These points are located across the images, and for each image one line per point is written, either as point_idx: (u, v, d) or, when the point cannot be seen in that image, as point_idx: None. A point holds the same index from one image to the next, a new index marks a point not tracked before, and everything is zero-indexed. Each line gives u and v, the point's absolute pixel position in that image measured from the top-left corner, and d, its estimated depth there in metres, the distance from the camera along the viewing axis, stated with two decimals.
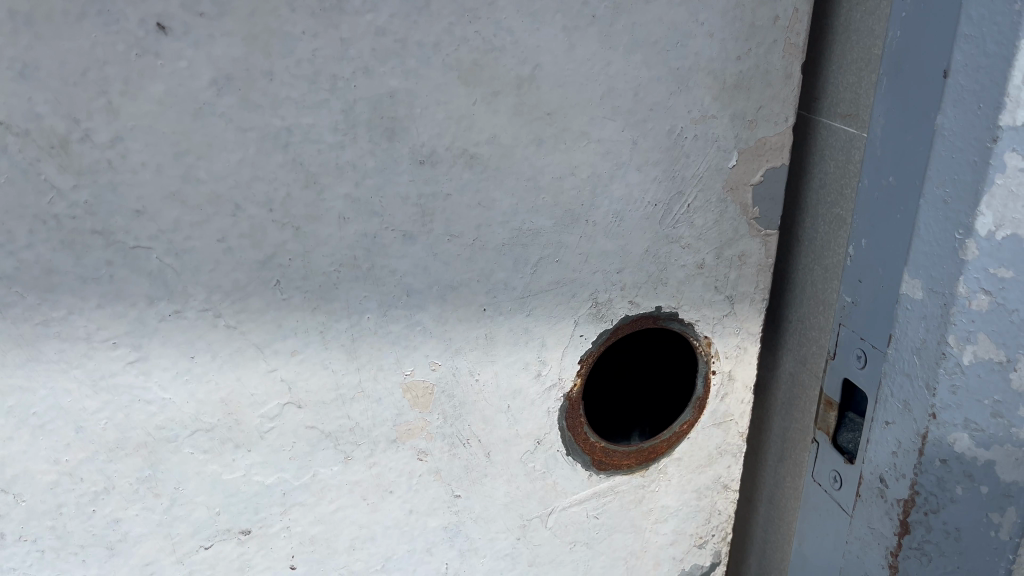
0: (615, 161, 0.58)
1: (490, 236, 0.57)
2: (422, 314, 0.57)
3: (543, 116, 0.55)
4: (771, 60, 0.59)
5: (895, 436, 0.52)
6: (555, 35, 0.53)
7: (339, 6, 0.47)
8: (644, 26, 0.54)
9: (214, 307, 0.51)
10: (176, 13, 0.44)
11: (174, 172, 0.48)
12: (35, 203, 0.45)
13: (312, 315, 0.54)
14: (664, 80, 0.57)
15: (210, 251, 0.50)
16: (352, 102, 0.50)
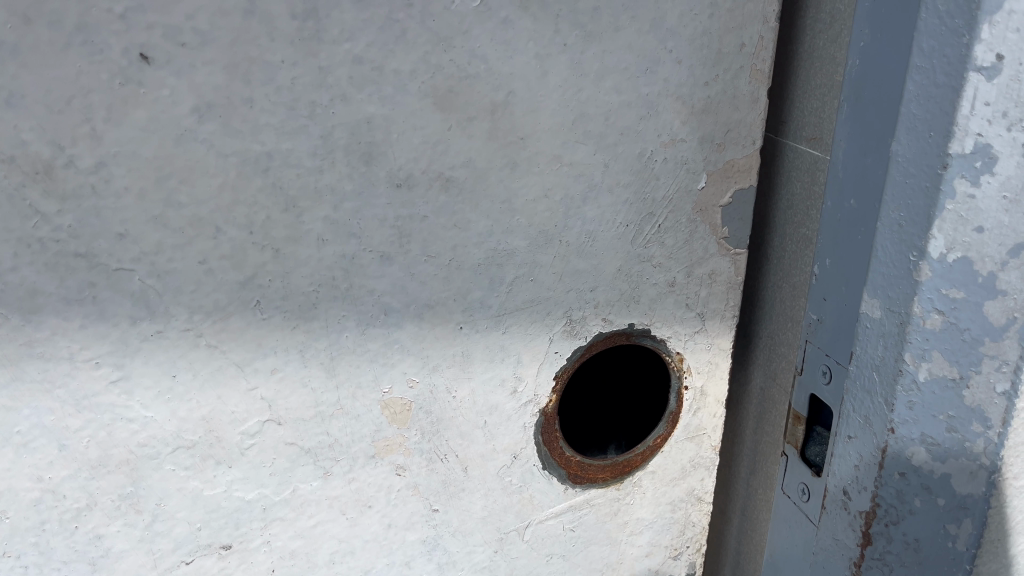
0: (588, 183, 0.60)
1: (466, 256, 0.58)
2: (400, 332, 0.59)
3: (517, 140, 0.56)
4: (738, 85, 0.61)
5: (856, 449, 0.54)
6: (528, 62, 0.54)
7: (318, 35, 0.49)
8: (614, 53, 0.56)
9: (196, 327, 0.53)
10: (159, 43, 0.46)
11: (157, 196, 0.49)
12: (19, 226, 0.46)
13: (292, 334, 0.56)
14: (634, 105, 0.59)
15: (192, 273, 0.51)
16: (331, 127, 0.51)
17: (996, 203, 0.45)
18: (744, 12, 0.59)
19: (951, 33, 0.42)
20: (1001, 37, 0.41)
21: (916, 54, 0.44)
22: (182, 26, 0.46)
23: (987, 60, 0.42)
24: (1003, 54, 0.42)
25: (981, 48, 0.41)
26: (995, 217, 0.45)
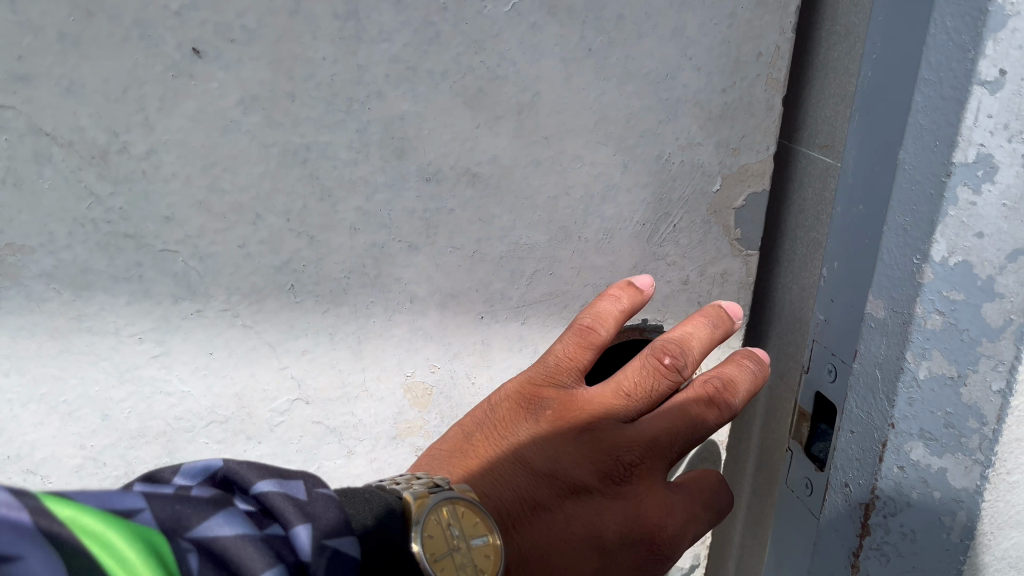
0: (607, 182, 0.63)
1: (489, 249, 0.61)
2: (425, 319, 0.62)
3: (541, 139, 0.59)
4: (754, 93, 0.63)
5: (856, 443, 0.56)
6: (554, 66, 0.57)
7: (357, 35, 0.51)
8: (636, 59, 0.59)
9: (233, 307, 0.56)
10: (210, 39, 0.48)
11: (202, 182, 0.52)
12: (74, 207, 0.50)
13: (323, 317, 0.58)
14: (654, 108, 0.61)
15: (231, 255, 0.54)
16: (366, 122, 0.54)
17: (996, 210, 0.47)
18: (762, 22, 0.61)
19: (958, 49, 0.45)
20: (1004, 54, 0.44)
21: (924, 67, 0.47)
22: (232, 24, 0.49)
23: (991, 75, 0.44)
24: (1005, 70, 0.44)
25: (986, 64, 0.44)
26: (995, 224, 0.47)
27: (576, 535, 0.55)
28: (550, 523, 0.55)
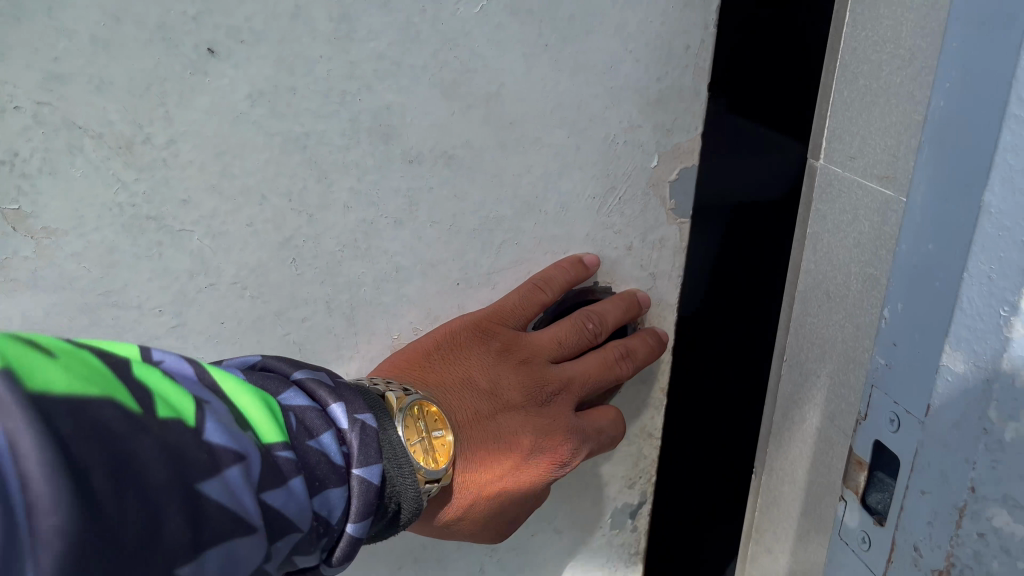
0: (562, 160, 0.71)
1: (463, 221, 0.69)
2: (409, 286, 0.69)
3: (507, 124, 0.67)
4: (683, 82, 0.71)
5: (930, 510, 0.35)
6: (516, 60, 0.65)
7: (349, 35, 0.58)
8: (586, 52, 0.67)
9: (241, 280, 0.63)
10: (223, 40, 0.55)
11: (215, 168, 0.58)
12: (103, 193, 0.57)
13: (321, 287, 0.66)
14: (601, 95, 0.70)
15: (241, 234, 0.61)
16: (357, 112, 0.61)
17: None
18: (684, 17, 0.68)
19: None
20: None
21: (948, 41, 0.34)
22: (241, 27, 0.55)
23: None
24: None
25: None
26: None
27: (505, 445, 0.66)
28: (494, 455, 0.66)
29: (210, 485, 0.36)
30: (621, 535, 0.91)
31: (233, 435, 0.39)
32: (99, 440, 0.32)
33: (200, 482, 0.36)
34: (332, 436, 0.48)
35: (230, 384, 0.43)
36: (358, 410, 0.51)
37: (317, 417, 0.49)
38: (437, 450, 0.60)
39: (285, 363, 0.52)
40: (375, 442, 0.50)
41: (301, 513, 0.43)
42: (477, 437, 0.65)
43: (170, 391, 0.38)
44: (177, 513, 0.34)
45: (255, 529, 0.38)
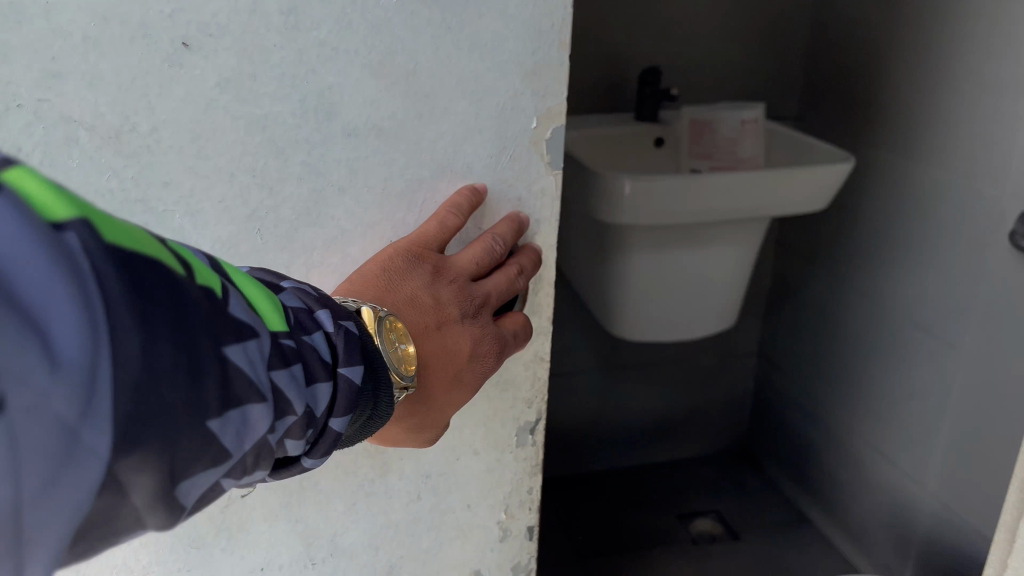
0: (468, 126, 0.86)
1: (392, 185, 0.86)
2: (352, 242, 0.87)
3: (424, 96, 0.83)
4: (551, 54, 0.86)
5: None
6: (428, 40, 0.80)
7: (295, 27, 0.76)
8: (483, 30, 0.82)
9: (214, 247, 0.83)
10: (196, 36, 0.74)
11: (190, 150, 0.79)
12: (100, 179, 0.78)
13: (281, 246, 0.85)
14: (494, 68, 0.84)
15: (214, 208, 0.81)
16: (304, 93, 0.79)
17: None
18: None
19: None
20: None
21: None
22: (209, 24, 0.74)
23: None
24: None
25: None
26: None
27: (454, 350, 0.81)
28: (446, 359, 0.80)
29: (238, 355, 0.54)
30: (525, 451, 1.12)
31: (250, 318, 0.57)
32: (177, 302, 0.49)
33: (229, 344, 0.53)
34: (321, 338, 0.66)
35: (252, 288, 0.61)
36: (341, 317, 0.69)
37: (309, 318, 0.67)
38: (403, 359, 0.75)
39: (271, 276, 0.73)
40: (355, 344, 0.68)
41: (296, 395, 0.61)
42: (428, 346, 0.79)
43: (208, 279, 0.55)
44: (214, 371, 0.51)
45: (264, 399, 0.56)
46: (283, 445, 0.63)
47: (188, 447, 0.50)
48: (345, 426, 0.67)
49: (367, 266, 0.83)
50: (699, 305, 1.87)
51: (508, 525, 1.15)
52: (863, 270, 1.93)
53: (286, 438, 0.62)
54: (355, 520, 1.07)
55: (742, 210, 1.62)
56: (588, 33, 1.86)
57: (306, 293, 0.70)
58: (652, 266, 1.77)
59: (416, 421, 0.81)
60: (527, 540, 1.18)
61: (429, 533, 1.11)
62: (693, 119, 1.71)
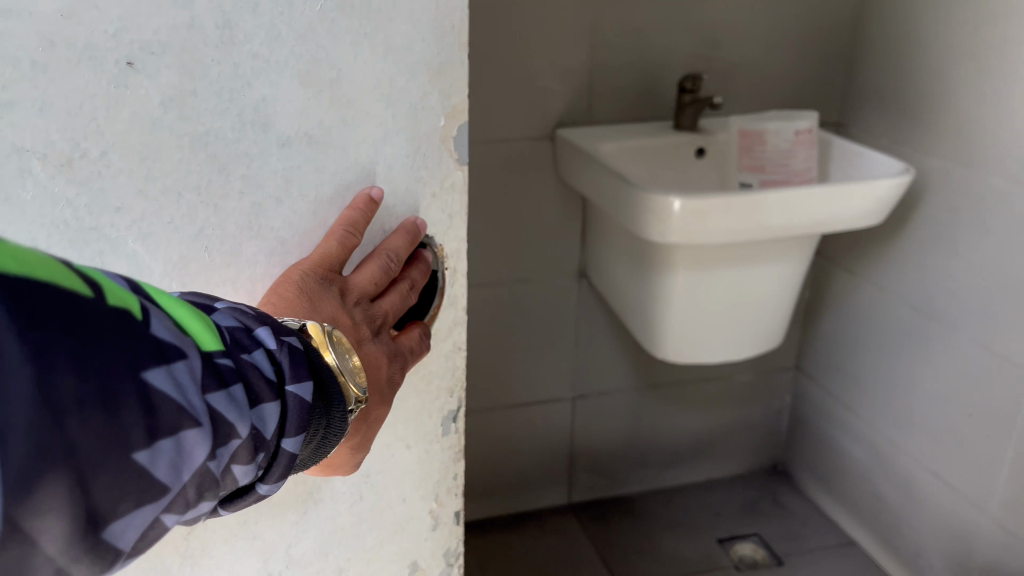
0: (386, 131, 0.93)
1: (322, 192, 0.93)
2: (291, 250, 0.95)
3: (346, 103, 0.90)
4: (450, 55, 0.92)
5: None
6: (346, 49, 0.88)
7: (230, 39, 0.83)
8: (393, 36, 0.89)
9: (162, 269, 0.91)
10: (140, 56, 0.81)
11: (139, 173, 0.85)
12: (54, 209, 0.84)
13: (224, 260, 0.93)
14: (404, 72, 0.91)
15: (163, 229, 0.89)
16: (241, 107, 0.86)
17: None
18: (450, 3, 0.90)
19: None
20: None
21: None
22: (150, 43, 0.81)
23: None
24: None
25: None
26: None
27: (373, 361, 0.84)
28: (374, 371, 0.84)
29: (160, 379, 0.54)
30: (447, 440, 1.13)
31: (174, 340, 0.57)
32: (79, 329, 0.50)
33: (145, 369, 0.53)
34: (263, 355, 0.66)
35: (179, 310, 0.61)
36: (284, 334, 0.70)
37: (250, 334, 0.67)
38: (356, 370, 0.78)
39: (205, 298, 0.72)
40: (299, 359, 0.69)
41: (239, 417, 0.61)
42: (367, 360, 0.83)
43: (118, 300, 0.54)
44: (128, 400, 0.51)
45: (200, 424, 0.57)
46: (231, 474, 0.62)
47: (112, 482, 0.51)
48: (299, 444, 0.68)
49: (275, 296, 0.85)
50: (746, 326, 1.78)
51: (438, 513, 1.16)
52: (935, 284, 1.74)
53: (233, 464, 0.62)
54: (304, 530, 1.08)
55: (798, 226, 1.56)
56: (623, 41, 1.83)
57: (242, 312, 0.69)
58: (696, 285, 1.69)
59: (365, 434, 0.86)
60: (456, 525, 1.19)
61: (371, 531, 1.13)
62: (741, 129, 1.64)
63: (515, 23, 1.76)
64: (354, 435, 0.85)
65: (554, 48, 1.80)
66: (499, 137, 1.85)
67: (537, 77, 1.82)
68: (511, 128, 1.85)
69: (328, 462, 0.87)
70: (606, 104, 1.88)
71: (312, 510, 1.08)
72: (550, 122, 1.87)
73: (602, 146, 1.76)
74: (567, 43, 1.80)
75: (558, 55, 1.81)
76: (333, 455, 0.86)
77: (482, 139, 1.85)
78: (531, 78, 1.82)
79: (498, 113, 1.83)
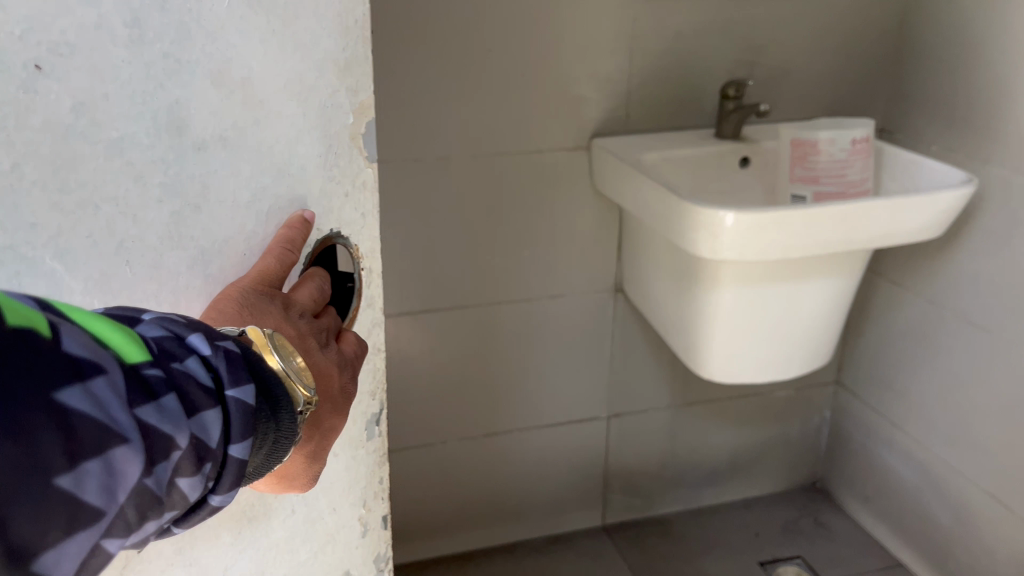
0: (299, 133, 0.86)
1: (240, 197, 0.85)
2: (214, 262, 0.86)
3: (260, 102, 0.83)
4: (354, 49, 0.85)
5: None
6: (257, 46, 0.81)
7: (140, 39, 0.75)
8: (300, 31, 0.82)
9: (81, 290, 0.81)
10: (46, 56, 0.72)
11: (55, 185, 0.76)
12: None
13: (147, 277, 0.84)
14: (315, 69, 0.84)
15: (82, 245, 0.79)
16: (156, 110, 0.78)
17: None
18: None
19: None
20: None
21: None
22: (57, 43, 0.73)
23: None
24: None
25: None
26: None
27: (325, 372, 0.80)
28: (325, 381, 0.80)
29: (77, 398, 0.50)
30: (372, 446, 1.04)
31: (90, 358, 0.52)
32: None
33: (56, 391, 0.49)
34: (196, 364, 0.61)
35: (97, 323, 0.56)
36: (218, 341, 0.64)
37: (179, 345, 0.62)
38: (303, 372, 0.72)
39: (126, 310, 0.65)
40: (239, 365, 0.64)
41: (176, 428, 0.56)
42: (319, 371, 0.79)
43: (25, 321, 0.49)
44: (45, 424, 0.48)
45: (128, 440, 0.52)
46: (177, 486, 0.58)
47: (32, 511, 0.48)
48: (248, 450, 0.63)
49: (212, 313, 0.79)
50: (793, 344, 1.67)
51: (367, 519, 1.06)
52: (988, 301, 1.73)
53: (177, 477, 0.57)
54: (242, 549, 0.96)
55: (855, 241, 1.45)
56: (664, 47, 1.76)
57: (171, 322, 0.64)
58: (745, 301, 1.59)
59: (318, 442, 0.80)
60: (384, 530, 1.09)
61: (306, 546, 1.01)
62: (794, 139, 1.52)
63: (551, 27, 1.67)
64: (308, 442, 0.79)
65: (591, 53, 1.72)
66: (533, 147, 1.77)
67: (573, 85, 1.74)
68: (546, 138, 1.77)
69: (282, 474, 0.81)
70: (645, 112, 1.81)
71: (264, 530, 0.97)
72: (586, 131, 1.79)
73: (646, 156, 1.68)
74: (606, 48, 1.72)
75: (596, 62, 1.73)
76: (287, 465, 0.80)
77: (514, 150, 1.76)
78: (567, 86, 1.74)
79: (533, 123, 1.75)
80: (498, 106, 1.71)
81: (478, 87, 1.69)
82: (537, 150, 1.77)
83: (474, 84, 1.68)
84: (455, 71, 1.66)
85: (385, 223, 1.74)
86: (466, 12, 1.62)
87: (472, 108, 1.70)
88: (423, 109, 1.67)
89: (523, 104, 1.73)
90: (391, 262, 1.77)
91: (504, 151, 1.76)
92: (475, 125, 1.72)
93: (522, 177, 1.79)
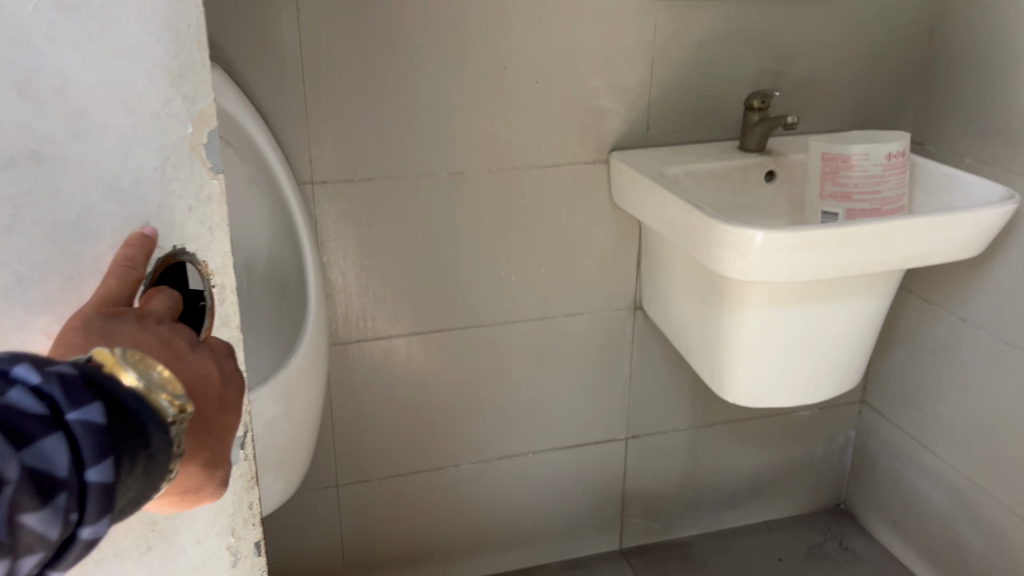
0: (130, 144, 0.68)
1: (53, 216, 0.66)
2: (33, 313, 0.68)
3: (76, 113, 0.65)
4: (190, 51, 0.68)
5: None
6: (66, 47, 0.63)
7: None
8: (122, 30, 0.65)
9: None
10: None
11: None
12: None
13: None
14: (139, 75, 0.66)
15: None
16: None
17: None
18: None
19: None
20: None
21: None
22: None
23: None
24: None
25: None
26: None
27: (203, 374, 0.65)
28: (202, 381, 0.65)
29: None
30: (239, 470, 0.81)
31: None
32: None
33: None
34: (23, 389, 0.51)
35: None
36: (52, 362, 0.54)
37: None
38: (170, 382, 0.58)
39: None
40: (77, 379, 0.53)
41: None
42: (194, 375, 0.64)
43: None
44: None
45: None
46: (24, 526, 0.49)
47: None
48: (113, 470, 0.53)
49: (55, 353, 0.63)
50: (823, 365, 1.60)
51: (238, 547, 0.83)
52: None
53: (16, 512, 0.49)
54: None
55: (891, 261, 1.38)
56: (686, 56, 1.69)
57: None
58: (773, 322, 1.51)
59: (216, 444, 0.66)
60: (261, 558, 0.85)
61: None
62: (825, 154, 1.46)
63: (569, 37, 1.61)
64: (201, 450, 0.64)
65: (610, 63, 1.66)
66: (551, 161, 1.71)
67: (592, 96, 1.68)
68: (563, 151, 1.71)
69: (183, 488, 0.66)
70: (666, 125, 1.75)
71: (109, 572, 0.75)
72: (605, 144, 1.73)
73: (668, 170, 1.61)
74: (626, 58, 1.66)
75: (615, 72, 1.67)
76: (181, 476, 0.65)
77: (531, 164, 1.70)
78: (585, 97, 1.67)
79: (550, 136, 1.68)
80: (514, 119, 1.65)
81: (494, 99, 1.62)
82: (554, 164, 1.71)
83: (487, 96, 1.62)
84: (469, 83, 1.60)
85: (395, 241, 1.68)
86: (480, 22, 1.56)
87: (487, 120, 1.64)
88: (437, 123, 1.61)
89: (539, 117, 1.66)
90: (395, 278, 1.71)
91: (520, 165, 1.69)
92: (490, 138, 1.65)
93: (539, 193, 1.73)
